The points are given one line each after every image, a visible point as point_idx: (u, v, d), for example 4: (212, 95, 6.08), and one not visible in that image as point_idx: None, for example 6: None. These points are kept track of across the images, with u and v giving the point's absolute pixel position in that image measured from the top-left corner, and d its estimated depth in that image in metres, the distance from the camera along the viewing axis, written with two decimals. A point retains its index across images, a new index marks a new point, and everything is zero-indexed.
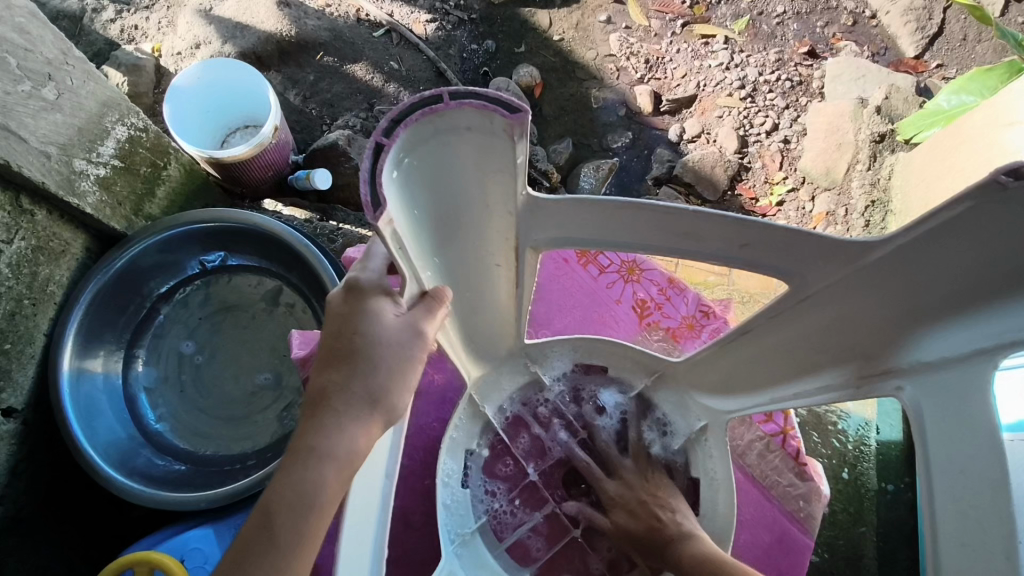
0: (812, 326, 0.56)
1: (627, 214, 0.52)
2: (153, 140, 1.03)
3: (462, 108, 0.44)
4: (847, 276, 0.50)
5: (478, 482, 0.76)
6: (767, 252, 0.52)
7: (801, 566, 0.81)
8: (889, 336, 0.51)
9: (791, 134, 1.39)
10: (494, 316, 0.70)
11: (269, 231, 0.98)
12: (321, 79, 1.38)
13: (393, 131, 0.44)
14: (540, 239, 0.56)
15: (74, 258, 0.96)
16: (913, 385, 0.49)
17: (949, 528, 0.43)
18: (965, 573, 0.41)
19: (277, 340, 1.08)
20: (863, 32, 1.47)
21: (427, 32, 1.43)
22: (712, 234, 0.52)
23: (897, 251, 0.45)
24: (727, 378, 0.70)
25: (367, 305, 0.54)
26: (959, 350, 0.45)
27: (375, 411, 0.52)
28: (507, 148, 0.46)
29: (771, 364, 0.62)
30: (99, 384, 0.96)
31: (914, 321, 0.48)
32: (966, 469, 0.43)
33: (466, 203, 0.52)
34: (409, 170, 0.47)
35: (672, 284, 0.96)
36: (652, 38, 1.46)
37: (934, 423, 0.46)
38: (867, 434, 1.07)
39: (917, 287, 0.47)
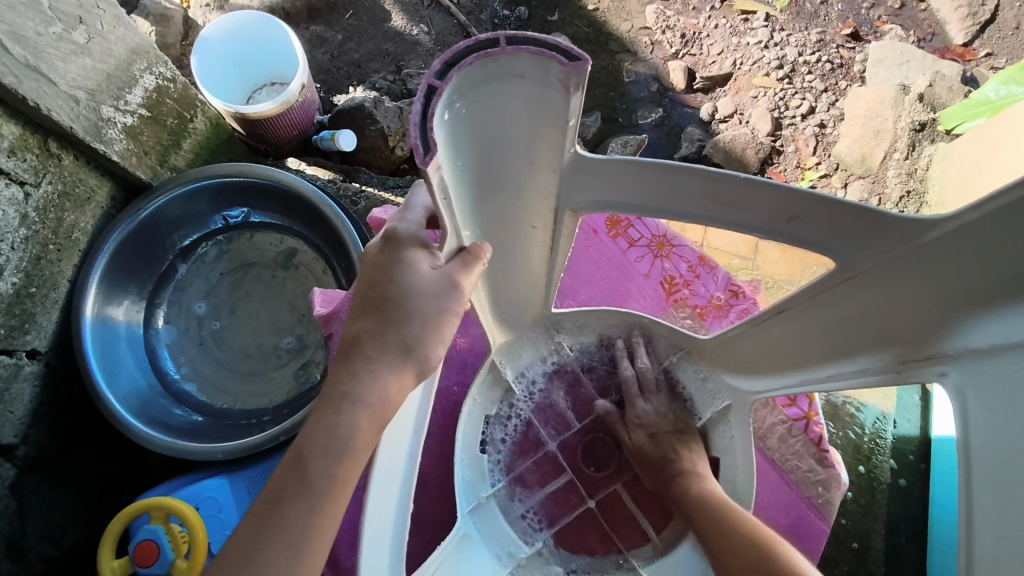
0: (849, 310, 0.56)
1: (674, 179, 0.51)
2: (181, 91, 1.02)
3: (518, 53, 0.43)
4: (901, 255, 0.48)
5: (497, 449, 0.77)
6: (815, 226, 0.50)
7: (816, 552, 0.81)
8: (934, 321, 0.49)
9: (828, 118, 1.34)
10: (525, 281, 0.68)
11: (298, 190, 0.97)
12: (349, 39, 1.37)
13: (446, 73, 0.42)
14: (581, 202, 0.55)
15: (99, 208, 0.97)
16: (959, 371, 0.47)
17: (988, 520, 0.42)
18: (1002, 564, 0.40)
19: (297, 299, 1.08)
20: (911, 16, 1.41)
21: None
22: (760, 203, 0.50)
23: (959, 230, 0.44)
24: (756, 358, 0.69)
25: (403, 254, 0.53)
26: (1004, 339, 0.44)
27: (407, 360, 0.52)
28: (560, 100, 0.45)
29: (807, 345, 0.61)
30: (120, 332, 0.97)
31: (968, 306, 0.46)
32: (1009, 459, 0.42)
33: (510, 160, 0.51)
34: (459, 116, 0.45)
35: (702, 262, 0.94)
36: (690, 12, 1.41)
37: (978, 408, 0.45)
38: (883, 427, 1.06)
39: (976, 270, 0.45)
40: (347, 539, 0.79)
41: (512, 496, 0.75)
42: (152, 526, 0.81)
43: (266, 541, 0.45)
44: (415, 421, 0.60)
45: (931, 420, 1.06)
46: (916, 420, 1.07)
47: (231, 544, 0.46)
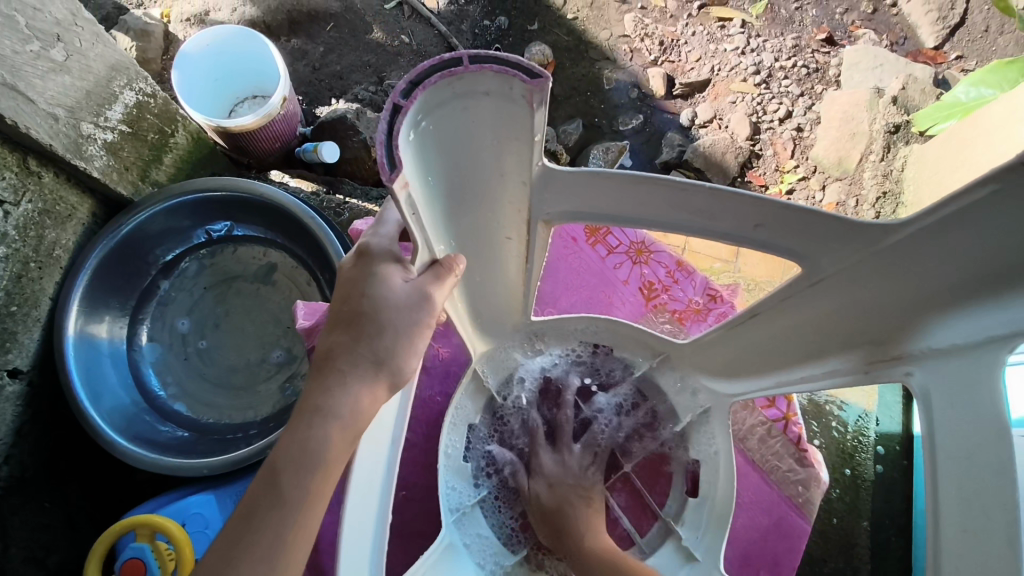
0: (820, 312, 0.57)
1: (643, 188, 0.52)
2: (161, 106, 1.03)
3: (482, 72, 0.44)
4: (863, 259, 0.50)
5: (481, 457, 0.77)
6: (780, 233, 0.52)
7: (798, 550, 0.82)
8: (897, 323, 0.51)
9: (805, 122, 1.37)
10: (504, 291, 0.69)
11: (278, 202, 0.98)
12: (330, 51, 1.41)
13: (411, 92, 0.43)
14: (553, 213, 0.56)
15: (81, 224, 0.96)
16: (923, 370, 0.49)
17: (952, 516, 0.43)
18: (968, 558, 0.42)
19: (281, 312, 1.09)
20: (883, 20, 1.44)
21: (439, 6, 1.44)
22: (725, 210, 0.51)
23: (918, 233, 0.45)
24: (732, 362, 0.70)
25: (376, 269, 0.54)
26: (971, 336, 0.45)
27: (380, 373, 0.52)
28: (525, 116, 0.46)
29: (781, 350, 0.63)
30: (103, 349, 0.97)
31: (929, 308, 0.48)
32: (971, 455, 0.43)
33: (479, 174, 0.51)
34: (426, 134, 0.46)
35: (680, 267, 0.95)
36: (668, 20, 1.43)
37: (942, 405, 0.47)
38: (866, 425, 1.08)
39: (926, 274, 0.47)
40: (332, 552, 0.79)
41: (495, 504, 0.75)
42: (138, 544, 0.80)
43: (241, 556, 0.45)
44: (393, 431, 0.60)
45: (913, 416, 1.08)
46: (898, 417, 1.09)
47: (206, 559, 0.46)
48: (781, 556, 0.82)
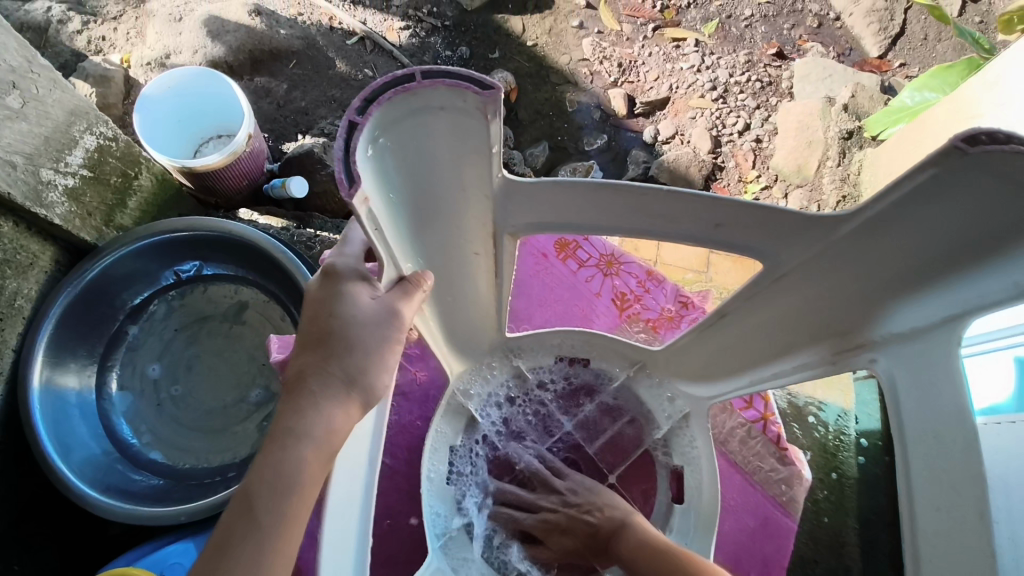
0: (784, 307, 0.58)
1: (604, 196, 0.52)
2: (123, 150, 1.03)
3: (435, 87, 0.44)
4: (820, 250, 0.51)
5: (464, 478, 0.76)
6: (740, 233, 0.53)
7: (785, 549, 0.82)
8: (862, 313, 0.54)
9: (763, 134, 1.42)
10: (477, 308, 0.69)
11: (248, 239, 0.97)
12: (294, 87, 1.46)
13: (366, 110, 0.43)
14: (518, 226, 0.56)
15: (43, 272, 0.94)
16: (886, 356, 0.53)
17: (926, 495, 0.47)
18: (943, 532, 0.46)
19: (255, 349, 1.07)
20: (829, 33, 1.51)
21: (401, 40, 1.50)
22: (685, 214, 0.52)
23: (869, 221, 0.46)
24: (707, 364, 0.72)
25: (342, 288, 0.53)
26: (927, 321, 0.49)
27: (352, 392, 0.52)
28: (481, 128, 0.46)
29: (750, 348, 0.65)
30: (70, 399, 0.94)
31: (891, 291, 0.50)
32: (936, 435, 0.47)
33: (441, 190, 0.52)
34: (385, 151, 0.47)
35: (650, 276, 0.97)
36: (624, 42, 1.48)
37: (907, 390, 0.51)
38: (846, 423, 1.09)
39: (886, 258, 0.48)
40: None
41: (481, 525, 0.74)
42: None
43: None
44: (370, 448, 0.59)
45: None
46: (875, 415, 1.11)
47: None
48: (769, 558, 0.82)
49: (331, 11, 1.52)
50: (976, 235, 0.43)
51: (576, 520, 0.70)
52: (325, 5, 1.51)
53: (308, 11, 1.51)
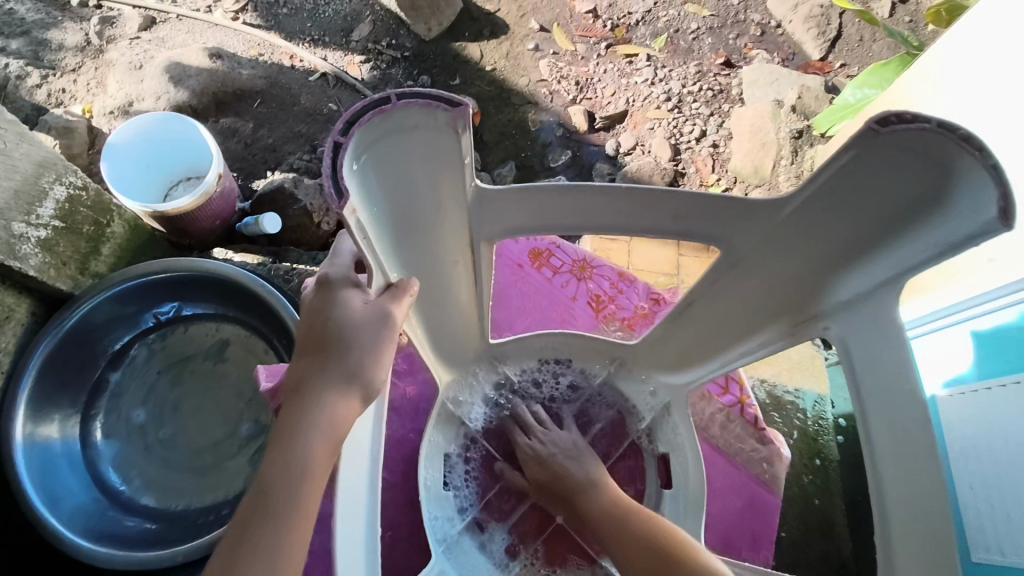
0: (746, 289, 0.62)
1: (570, 197, 0.55)
2: (94, 199, 1.03)
3: (409, 107, 0.48)
4: (768, 231, 0.55)
5: (460, 483, 0.77)
6: (696, 224, 0.56)
7: (773, 525, 0.85)
8: (811, 287, 0.57)
9: (719, 139, 1.48)
10: (458, 316, 0.71)
11: (226, 275, 0.99)
12: (260, 126, 1.48)
13: (348, 131, 0.47)
14: (492, 231, 0.58)
15: (20, 325, 0.95)
16: (837, 325, 0.56)
17: (886, 448, 0.52)
18: (905, 480, 0.50)
19: (241, 384, 1.07)
20: (772, 40, 1.59)
21: (363, 73, 1.55)
22: (646, 209, 0.56)
23: (807, 200, 0.50)
24: (682, 353, 0.75)
25: (336, 296, 0.56)
26: (867, 287, 0.52)
27: (354, 384, 0.53)
28: (452, 143, 0.50)
29: (721, 332, 0.68)
30: (56, 450, 0.93)
31: (836, 266, 0.54)
32: (887, 393, 0.52)
33: (419, 206, 0.55)
34: (368, 167, 0.49)
35: (622, 277, 1.00)
36: (579, 61, 1.55)
37: (858, 355, 0.54)
38: (823, 408, 1.14)
39: (826, 235, 0.52)
40: None
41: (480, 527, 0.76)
42: None
43: None
44: (370, 448, 0.60)
45: None
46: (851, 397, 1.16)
47: None
48: (759, 535, 0.84)
49: (291, 50, 1.57)
50: (911, 208, 0.45)
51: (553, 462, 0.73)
52: (285, 44, 1.56)
53: (269, 51, 1.57)
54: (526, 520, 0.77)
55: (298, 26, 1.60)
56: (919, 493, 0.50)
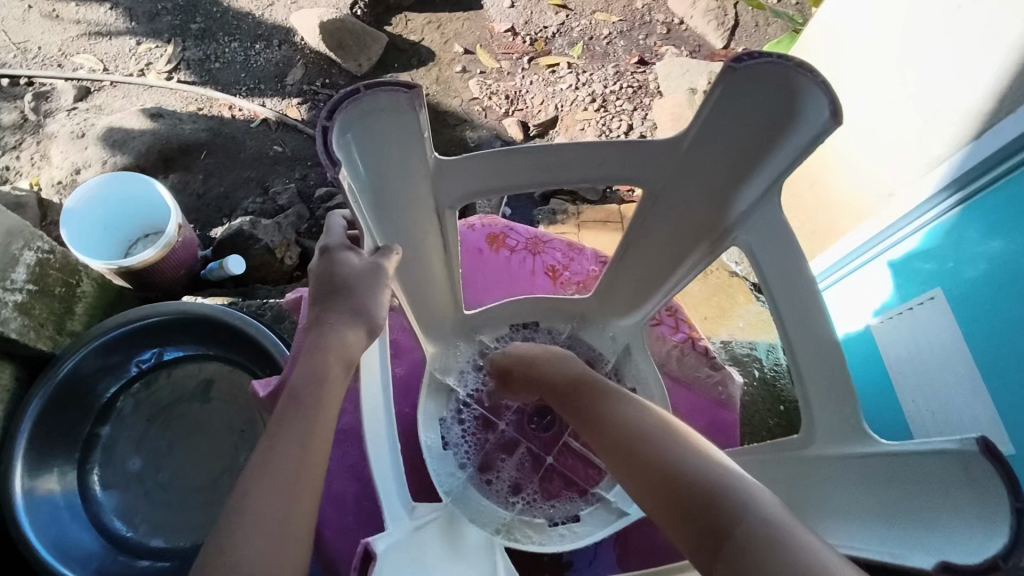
0: (672, 222, 0.77)
1: (514, 160, 0.65)
2: (61, 261, 1.07)
3: (379, 94, 0.57)
4: (675, 166, 0.70)
5: (457, 441, 0.83)
6: (618, 166, 0.69)
7: (735, 438, 0.91)
8: (714, 210, 0.72)
9: (644, 130, 1.61)
10: (436, 290, 0.81)
11: (209, 316, 1.03)
12: (210, 176, 1.53)
13: (334, 116, 0.56)
14: (451, 201, 0.68)
15: (6, 389, 0.98)
16: (744, 234, 0.70)
17: (788, 311, 0.67)
18: (806, 327, 0.66)
19: (232, 418, 1.11)
20: (678, 36, 1.75)
21: (302, 113, 1.64)
22: (577, 160, 0.67)
23: (699, 131, 0.66)
24: (634, 293, 0.88)
25: (337, 258, 0.65)
26: (757, 195, 0.67)
27: (360, 319, 0.64)
28: (413, 121, 0.59)
29: (660, 264, 0.83)
30: (58, 501, 0.97)
31: (731, 185, 0.69)
32: (784, 270, 0.67)
33: (392, 179, 0.64)
34: (350, 144, 0.59)
35: (572, 247, 1.07)
36: (506, 77, 1.66)
37: (761, 251, 0.68)
38: (777, 355, 1.27)
39: (718, 161, 0.68)
40: None
41: (484, 476, 0.82)
42: None
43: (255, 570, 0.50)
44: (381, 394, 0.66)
45: None
46: None
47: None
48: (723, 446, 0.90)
49: (230, 101, 1.63)
50: (777, 127, 0.63)
51: (512, 359, 0.78)
52: (223, 96, 1.63)
53: (208, 105, 1.63)
54: (523, 464, 0.83)
55: (233, 77, 1.68)
56: (818, 337, 0.66)
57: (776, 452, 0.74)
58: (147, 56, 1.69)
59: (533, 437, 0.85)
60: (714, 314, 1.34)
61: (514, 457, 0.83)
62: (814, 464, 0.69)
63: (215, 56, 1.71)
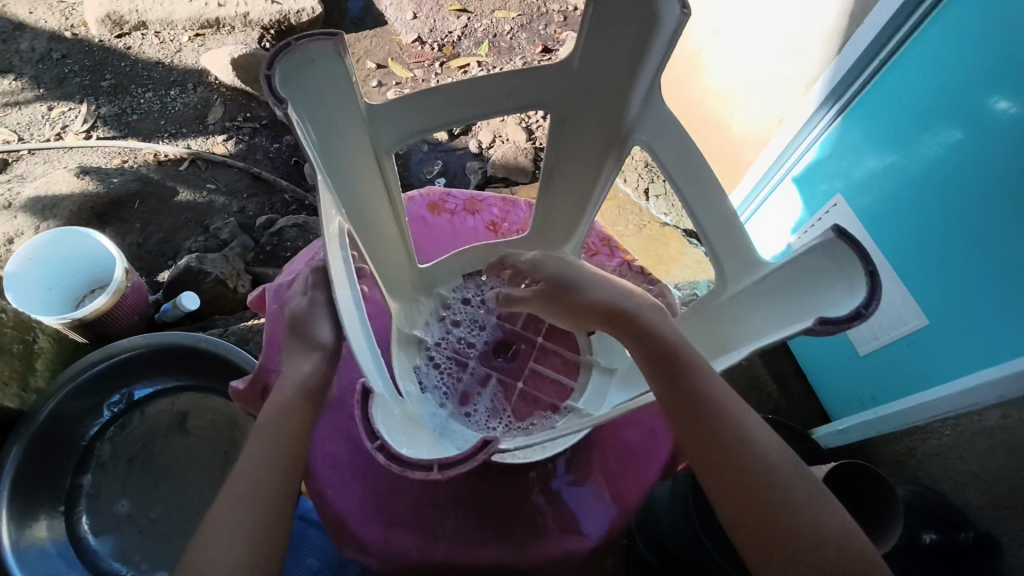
0: (580, 139, 0.85)
1: (435, 99, 0.72)
2: (14, 319, 1.10)
3: (310, 44, 0.58)
4: (569, 87, 0.78)
5: (433, 383, 0.89)
6: (522, 92, 0.76)
7: None
8: (613, 121, 0.81)
9: None
10: (387, 242, 0.86)
11: (169, 342, 1.07)
12: (147, 223, 1.54)
13: (273, 68, 0.55)
14: (389, 145, 0.75)
15: None
16: (643, 133, 0.79)
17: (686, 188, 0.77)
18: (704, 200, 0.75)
19: (214, 443, 1.12)
20: (575, 21, 1.87)
21: (229, 148, 1.67)
22: (487, 94, 0.75)
23: (582, 49, 0.73)
24: (567, 217, 0.96)
25: None
26: (643, 99, 0.75)
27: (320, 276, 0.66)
28: (343, 69, 0.63)
29: (578, 182, 0.91)
30: (49, 552, 0.99)
31: (621, 95, 0.77)
32: (678, 155, 0.75)
33: (337, 133, 0.68)
34: (293, 99, 0.59)
35: (507, 200, 1.09)
36: (422, 83, 1.74)
37: (657, 147, 0.78)
38: None
39: (608, 77, 0.75)
40: None
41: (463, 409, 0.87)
42: None
43: None
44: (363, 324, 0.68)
45: None
46: None
47: None
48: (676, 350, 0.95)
49: (154, 148, 1.65)
50: (644, 34, 0.69)
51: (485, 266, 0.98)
52: (146, 145, 1.64)
53: (132, 156, 1.64)
54: (497, 394, 0.89)
55: (153, 126, 1.70)
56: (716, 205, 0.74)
57: (700, 310, 0.81)
58: (62, 119, 1.69)
59: (500, 369, 0.92)
60: (655, 263, 1.43)
61: (488, 388, 0.90)
62: (723, 306, 0.77)
63: (131, 109, 1.72)
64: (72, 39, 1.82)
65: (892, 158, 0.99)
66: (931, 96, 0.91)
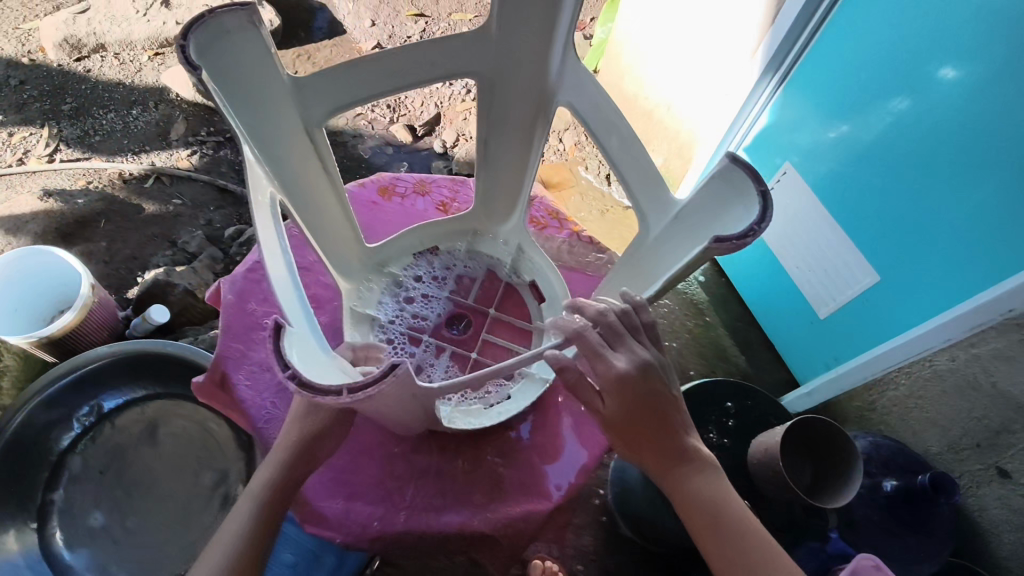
0: (511, 107, 0.88)
1: (361, 71, 0.75)
2: None
3: (224, 15, 0.62)
4: (493, 55, 0.81)
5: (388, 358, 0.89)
6: (447, 60, 0.80)
7: None
8: (540, 85, 0.84)
9: None
10: (329, 219, 0.88)
11: (137, 350, 1.07)
12: (113, 241, 1.53)
13: (188, 36, 0.59)
14: (318, 118, 0.78)
15: None
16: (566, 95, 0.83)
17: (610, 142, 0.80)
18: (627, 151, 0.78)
19: (186, 449, 1.12)
20: None
21: (193, 163, 1.68)
22: (415, 63, 0.77)
23: (499, 16, 0.77)
24: (508, 189, 0.99)
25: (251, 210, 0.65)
26: (562, 61, 0.79)
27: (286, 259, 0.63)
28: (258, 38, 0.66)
29: (515, 152, 0.94)
30: (20, 565, 0.99)
31: (541, 58, 0.81)
32: (599, 110, 0.79)
33: (261, 105, 0.71)
34: (208, 66, 0.63)
35: (456, 181, 1.14)
36: None
37: (581, 105, 0.81)
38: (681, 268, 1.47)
39: (526, 41, 0.79)
40: None
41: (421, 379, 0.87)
42: None
43: None
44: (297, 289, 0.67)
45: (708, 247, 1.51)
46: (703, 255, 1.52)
47: None
48: None
49: (117, 168, 1.64)
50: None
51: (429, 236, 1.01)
52: (110, 165, 1.64)
53: (96, 176, 1.63)
54: (453, 364, 0.89)
55: (116, 145, 1.70)
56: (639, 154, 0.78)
57: (629, 258, 0.85)
58: (22, 144, 1.68)
59: (456, 341, 0.92)
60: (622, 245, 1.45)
61: (444, 358, 0.90)
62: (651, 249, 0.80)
63: (94, 129, 1.72)
64: (29, 64, 1.81)
65: (841, 125, 1.03)
66: (874, 68, 0.95)
